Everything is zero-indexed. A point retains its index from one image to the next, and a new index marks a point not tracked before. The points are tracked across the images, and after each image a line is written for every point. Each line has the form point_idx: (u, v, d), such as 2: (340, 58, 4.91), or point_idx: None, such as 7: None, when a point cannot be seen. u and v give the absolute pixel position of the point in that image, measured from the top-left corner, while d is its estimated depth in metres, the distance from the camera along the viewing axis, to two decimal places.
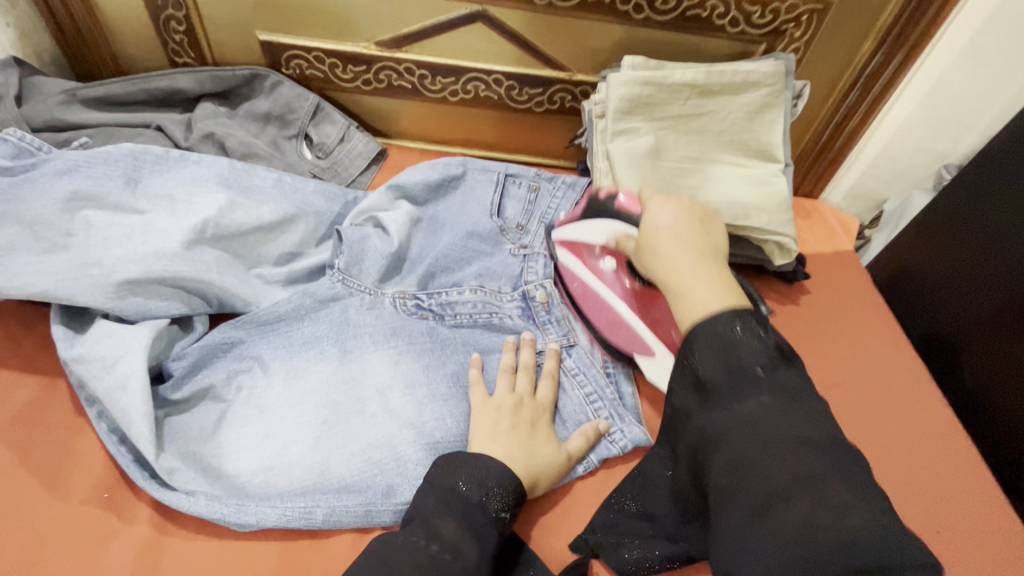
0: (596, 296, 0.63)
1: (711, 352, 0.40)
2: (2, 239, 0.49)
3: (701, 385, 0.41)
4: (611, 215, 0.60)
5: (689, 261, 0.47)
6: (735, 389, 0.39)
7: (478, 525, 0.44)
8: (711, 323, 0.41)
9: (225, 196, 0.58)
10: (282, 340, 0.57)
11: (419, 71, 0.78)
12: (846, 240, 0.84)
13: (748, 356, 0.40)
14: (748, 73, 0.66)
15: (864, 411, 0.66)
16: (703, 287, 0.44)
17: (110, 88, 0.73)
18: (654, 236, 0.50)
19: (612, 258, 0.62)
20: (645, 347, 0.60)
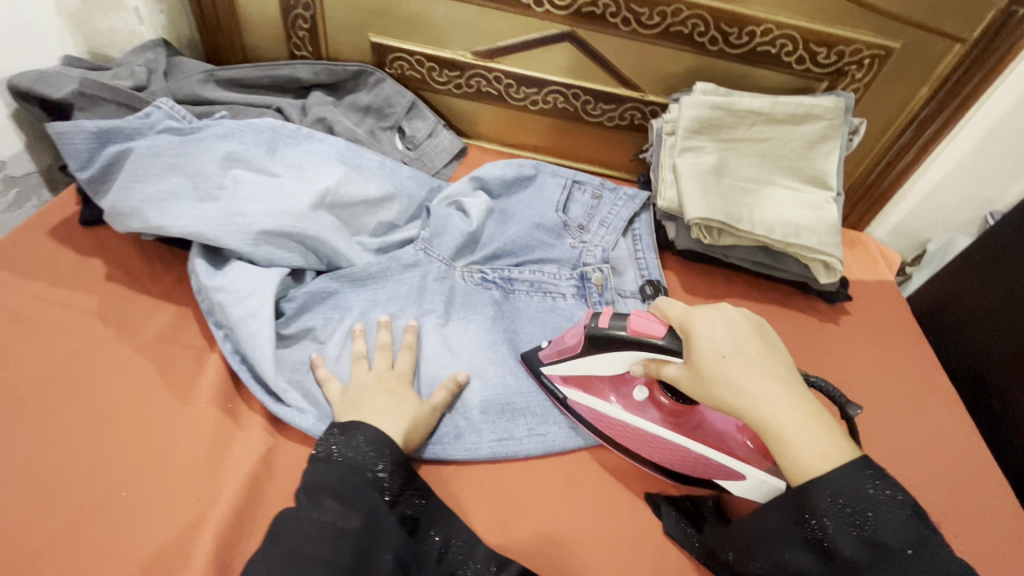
0: (640, 434, 0.60)
1: (840, 516, 0.43)
2: (168, 186, 0.59)
3: (825, 545, 0.44)
4: (621, 343, 0.56)
5: (787, 399, 0.47)
6: (879, 557, 0.42)
7: (357, 487, 0.47)
8: (829, 481, 0.44)
9: (343, 171, 0.67)
10: (370, 294, 0.66)
11: (506, 81, 0.87)
12: (888, 272, 0.88)
13: (885, 516, 0.43)
14: (810, 106, 0.73)
15: (884, 422, 0.71)
16: (809, 434, 0.46)
17: (241, 72, 0.84)
18: (726, 370, 0.48)
19: (640, 386, 0.61)
20: (731, 472, 0.56)
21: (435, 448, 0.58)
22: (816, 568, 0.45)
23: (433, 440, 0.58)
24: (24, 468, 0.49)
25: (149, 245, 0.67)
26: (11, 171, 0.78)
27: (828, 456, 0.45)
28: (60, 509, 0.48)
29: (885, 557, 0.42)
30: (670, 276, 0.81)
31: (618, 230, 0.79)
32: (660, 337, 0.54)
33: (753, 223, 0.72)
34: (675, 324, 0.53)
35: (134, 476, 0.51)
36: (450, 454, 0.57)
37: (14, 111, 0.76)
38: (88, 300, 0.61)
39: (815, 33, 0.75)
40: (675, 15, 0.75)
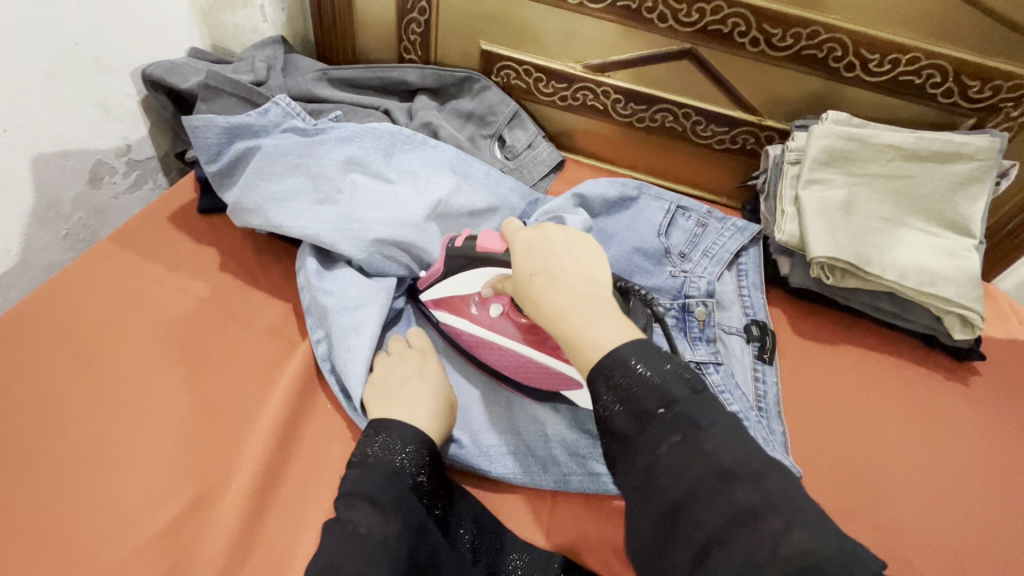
0: (491, 346, 0.58)
1: (618, 392, 0.40)
2: (291, 185, 0.59)
3: (608, 426, 0.40)
4: (473, 260, 0.56)
5: (582, 294, 0.45)
6: (644, 422, 0.39)
7: (394, 492, 0.45)
8: (613, 365, 0.40)
9: (454, 181, 0.66)
10: None
11: (615, 96, 0.84)
12: (1022, 330, 0.79)
13: (670, 376, 0.39)
14: (961, 144, 0.66)
15: (1022, 501, 0.63)
16: (600, 326, 0.43)
17: (352, 72, 0.85)
18: (531, 277, 0.47)
19: (497, 303, 0.57)
20: (568, 381, 0.55)
21: (476, 459, 0.54)
22: (614, 455, 0.40)
23: (513, 466, 0.54)
24: (144, 450, 0.50)
25: (260, 239, 0.68)
26: (135, 155, 0.82)
27: (604, 348, 0.42)
28: (178, 495, 0.48)
29: (700, 430, 0.37)
30: (776, 312, 0.75)
31: (722, 261, 0.74)
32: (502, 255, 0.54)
33: (883, 266, 0.66)
34: (508, 243, 0.52)
35: (242, 470, 0.50)
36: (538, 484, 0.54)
37: (143, 98, 0.80)
38: (203, 289, 0.62)
39: (969, 65, 0.68)
40: (811, 38, 0.71)
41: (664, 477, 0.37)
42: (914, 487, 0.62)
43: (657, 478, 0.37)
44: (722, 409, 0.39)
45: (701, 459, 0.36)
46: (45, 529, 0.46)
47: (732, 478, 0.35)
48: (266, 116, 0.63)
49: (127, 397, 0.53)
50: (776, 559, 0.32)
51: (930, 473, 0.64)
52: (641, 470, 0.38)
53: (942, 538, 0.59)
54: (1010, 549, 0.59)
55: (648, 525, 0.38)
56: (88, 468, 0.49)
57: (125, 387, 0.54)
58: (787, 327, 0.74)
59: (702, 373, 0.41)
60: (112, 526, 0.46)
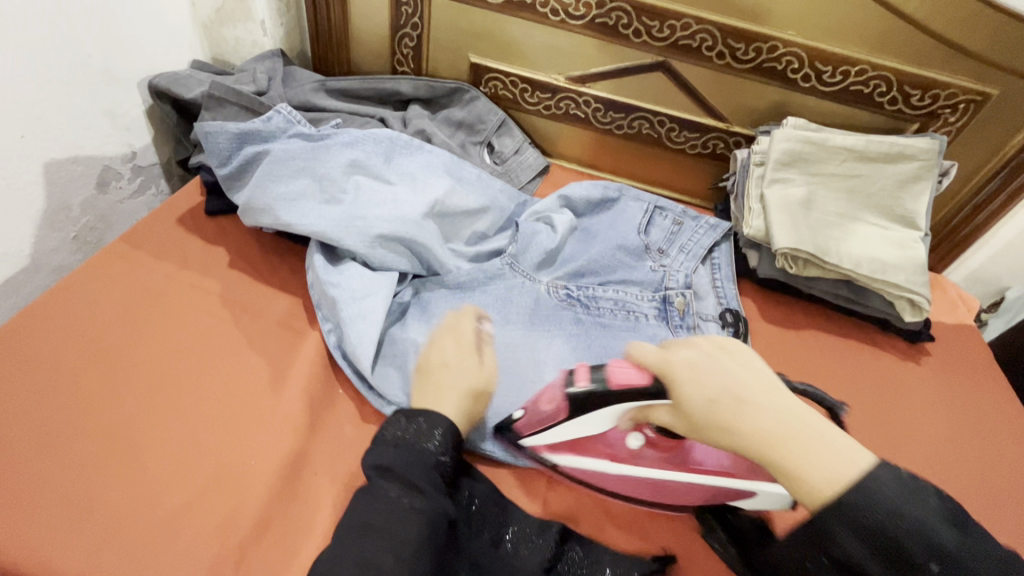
0: (629, 479, 0.56)
1: (862, 531, 0.39)
2: (298, 187, 0.64)
3: (851, 569, 0.40)
4: (605, 398, 0.56)
5: (786, 417, 0.45)
6: (908, 572, 0.38)
7: (423, 471, 0.49)
8: (857, 500, 0.40)
9: (449, 183, 0.71)
10: (457, 301, 0.69)
11: (595, 105, 0.91)
12: (969, 315, 0.87)
13: (920, 509, 0.39)
14: (904, 146, 0.74)
15: (970, 467, 0.69)
16: (823, 453, 0.43)
17: (348, 83, 0.90)
18: (717, 408, 0.47)
19: (637, 434, 0.56)
20: (735, 491, 0.54)
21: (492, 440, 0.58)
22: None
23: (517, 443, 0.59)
24: (164, 430, 0.53)
25: (265, 238, 0.72)
26: (140, 161, 0.85)
27: (837, 479, 0.41)
28: (198, 471, 0.51)
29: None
30: (747, 302, 0.82)
31: (698, 256, 0.80)
32: (644, 388, 0.54)
33: (840, 256, 0.73)
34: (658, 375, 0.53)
35: (258, 447, 0.54)
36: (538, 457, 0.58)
37: (149, 107, 0.84)
38: (213, 284, 0.66)
39: (910, 76, 0.76)
40: (771, 51, 0.78)
41: None
42: (875, 456, 0.69)
43: None
44: (993, 549, 0.39)
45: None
46: (70, 506, 0.48)
47: None
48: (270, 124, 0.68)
49: (146, 381, 0.56)
50: None
51: (889, 444, 0.70)
52: None
53: None
54: (960, 508, 0.65)
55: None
56: (110, 450, 0.52)
57: (144, 376, 0.57)
58: (757, 315, 0.81)
59: (956, 506, 0.41)
60: (135, 502, 0.49)
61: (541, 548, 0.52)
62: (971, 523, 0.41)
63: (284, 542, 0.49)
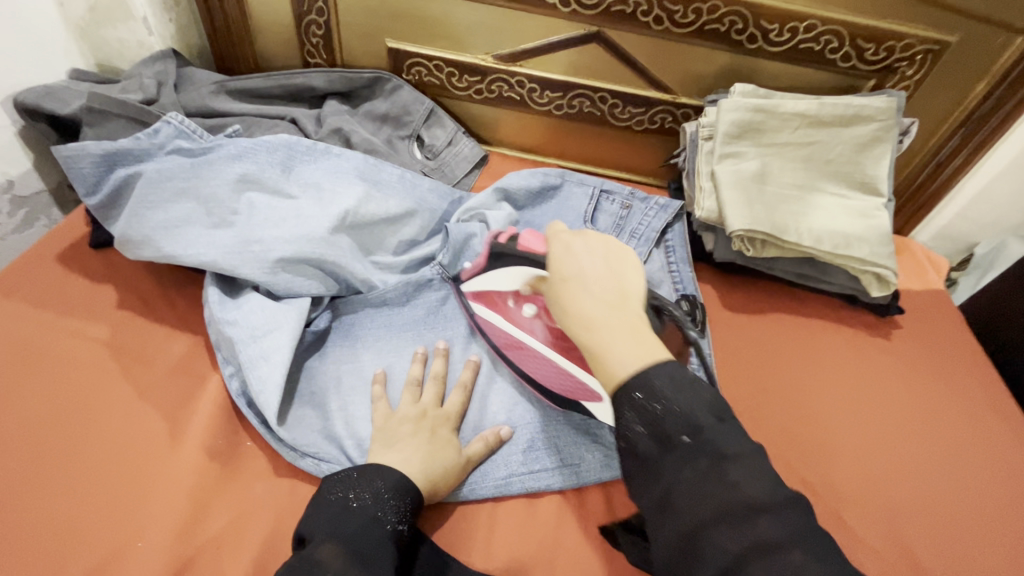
0: (519, 343, 0.57)
1: (643, 416, 0.40)
2: (181, 212, 0.56)
3: (629, 444, 0.41)
4: (516, 260, 0.55)
5: (617, 311, 0.44)
6: (666, 447, 0.39)
7: (374, 540, 0.43)
8: (636, 385, 0.40)
9: (362, 188, 0.63)
10: (384, 321, 0.62)
11: (530, 85, 0.83)
12: (938, 278, 0.83)
13: (691, 398, 0.40)
14: (861, 107, 0.68)
15: (947, 446, 0.65)
16: (629, 345, 0.42)
17: (253, 82, 0.81)
18: (564, 286, 0.46)
19: (531, 303, 0.56)
20: (590, 392, 0.53)
21: None
22: (633, 472, 0.41)
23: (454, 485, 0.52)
24: (35, 515, 0.46)
25: (162, 269, 0.64)
26: (20, 191, 0.75)
27: (624, 369, 0.41)
28: (79, 558, 0.44)
29: (728, 461, 0.37)
30: (705, 287, 0.76)
31: (649, 241, 0.74)
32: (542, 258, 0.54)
33: (799, 233, 0.67)
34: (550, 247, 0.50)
35: (150, 522, 0.46)
36: (479, 493, 0.52)
37: (21, 128, 0.73)
38: (99, 330, 0.58)
39: (863, 28, 0.70)
40: (711, 12, 0.71)
41: (687, 497, 0.37)
42: (845, 442, 0.64)
43: (678, 499, 0.37)
44: (751, 442, 0.39)
45: (727, 490, 0.36)
46: None
47: (755, 514, 0.35)
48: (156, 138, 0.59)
49: (13, 457, 0.48)
50: None
51: (860, 429, 0.65)
52: (666, 488, 0.38)
53: (876, 494, 0.60)
54: (937, 493, 0.61)
55: (665, 537, 0.37)
56: None
57: (12, 448, 0.49)
58: (717, 302, 0.75)
59: (725, 402, 0.41)
60: None
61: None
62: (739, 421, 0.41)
63: None
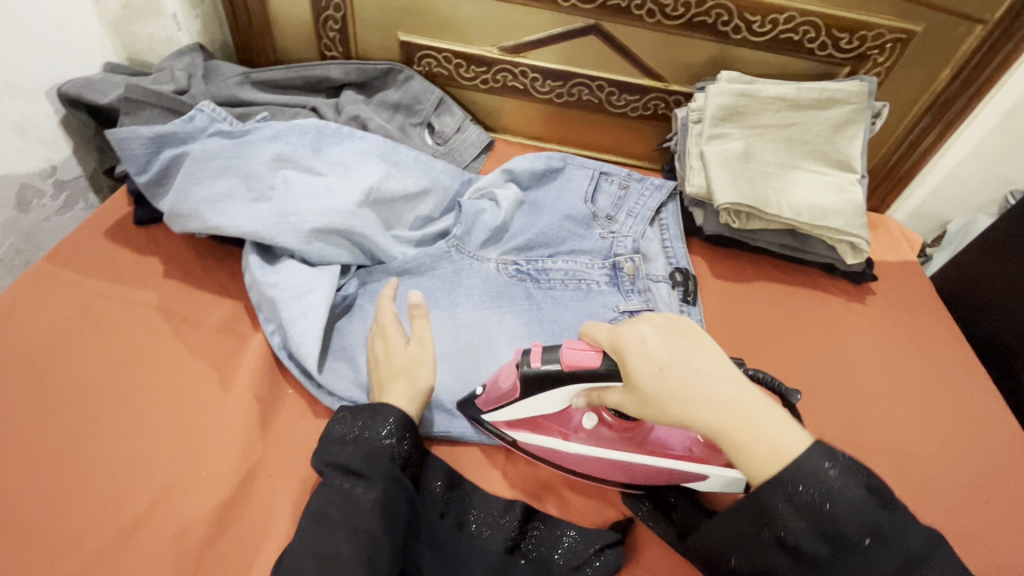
0: (588, 459, 0.55)
1: (804, 513, 0.41)
2: (224, 187, 0.62)
3: (788, 543, 0.42)
4: (558, 381, 0.51)
5: (737, 392, 0.44)
6: (839, 546, 0.41)
7: (369, 458, 0.49)
8: (800, 483, 0.41)
9: (384, 168, 0.70)
10: (405, 287, 0.68)
11: (532, 75, 0.89)
12: (911, 252, 0.90)
13: (850, 485, 0.41)
14: (835, 91, 0.75)
15: (913, 398, 0.72)
16: (772, 431, 0.43)
17: (274, 73, 0.87)
18: (666, 382, 0.44)
19: (589, 414, 0.55)
20: (686, 474, 0.53)
21: (442, 425, 0.59)
22: (787, 566, 0.42)
23: (472, 425, 0.59)
24: (106, 449, 0.52)
25: (201, 242, 0.70)
26: (61, 175, 0.81)
27: (781, 458, 0.42)
28: (150, 484, 0.51)
29: (914, 557, 0.40)
30: (697, 260, 0.83)
31: (645, 218, 0.81)
32: (598, 369, 0.49)
33: (781, 206, 0.74)
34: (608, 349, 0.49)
35: (209, 456, 0.53)
36: (495, 435, 0.59)
37: (63, 117, 0.79)
38: (149, 295, 0.64)
39: (837, 19, 0.76)
40: (699, 5, 0.77)
41: None
42: (825, 397, 0.71)
43: None
44: (912, 518, 0.41)
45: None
46: (14, 535, 0.47)
47: None
48: (193, 124, 0.65)
49: (82, 402, 0.54)
50: None
51: (837, 384, 0.72)
52: None
53: (850, 439, 0.67)
54: (905, 439, 0.68)
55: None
56: (50, 477, 0.50)
57: (82, 394, 0.55)
58: (708, 272, 0.82)
59: (879, 478, 0.42)
60: (88, 517, 0.48)
61: (505, 526, 0.52)
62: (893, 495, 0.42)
63: (244, 545, 0.49)
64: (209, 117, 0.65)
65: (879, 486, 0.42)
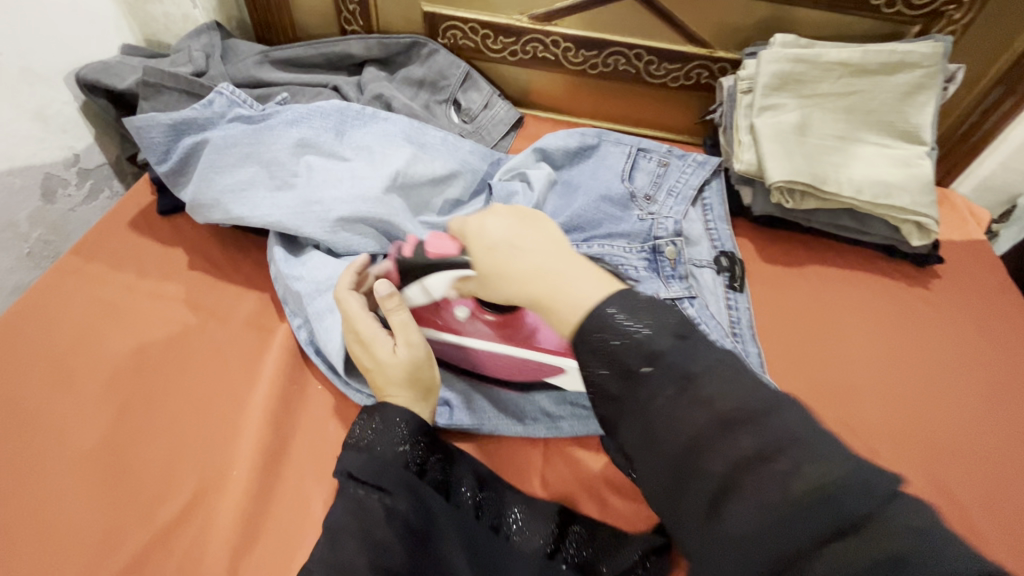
0: (471, 350, 0.58)
1: (601, 352, 0.36)
2: (245, 176, 0.60)
3: (597, 393, 0.36)
4: (428, 268, 0.55)
5: (544, 258, 0.44)
6: (629, 382, 0.35)
7: (383, 467, 0.46)
8: (594, 324, 0.37)
9: (410, 150, 0.66)
10: None
11: (564, 44, 0.83)
12: (979, 229, 0.82)
13: (657, 320, 0.36)
14: (906, 53, 0.67)
15: (984, 391, 0.66)
16: (580, 280, 0.41)
17: (294, 51, 0.83)
18: (489, 257, 0.47)
19: (460, 305, 0.56)
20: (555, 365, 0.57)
21: (472, 419, 0.56)
22: (610, 412, 0.36)
23: (506, 421, 0.57)
24: (139, 448, 0.51)
25: (225, 232, 0.68)
26: (84, 164, 0.80)
27: (582, 305, 0.39)
28: (183, 485, 0.50)
29: (693, 379, 0.33)
30: (743, 242, 0.77)
31: (687, 198, 0.76)
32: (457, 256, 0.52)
33: (839, 183, 0.67)
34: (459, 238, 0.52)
35: (239, 456, 0.51)
36: (527, 432, 0.56)
37: (83, 103, 0.77)
38: (176, 289, 0.62)
39: None
40: None
41: (665, 424, 0.33)
42: (883, 389, 0.66)
43: (658, 424, 0.33)
44: (721, 356, 0.35)
45: (701, 408, 0.32)
46: (51, 538, 0.46)
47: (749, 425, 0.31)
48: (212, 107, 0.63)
49: (115, 399, 0.54)
50: (790, 498, 0.28)
51: (896, 377, 0.67)
52: (635, 426, 0.34)
53: (914, 437, 0.62)
54: (975, 435, 0.63)
55: (648, 457, 0.34)
56: (87, 476, 0.49)
57: (112, 393, 0.54)
58: (755, 255, 0.76)
59: (690, 323, 0.37)
60: (123, 520, 0.48)
61: (542, 529, 0.49)
62: (704, 337, 0.36)
63: (279, 548, 0.48)
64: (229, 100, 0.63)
65: (686, 329, 0.36)
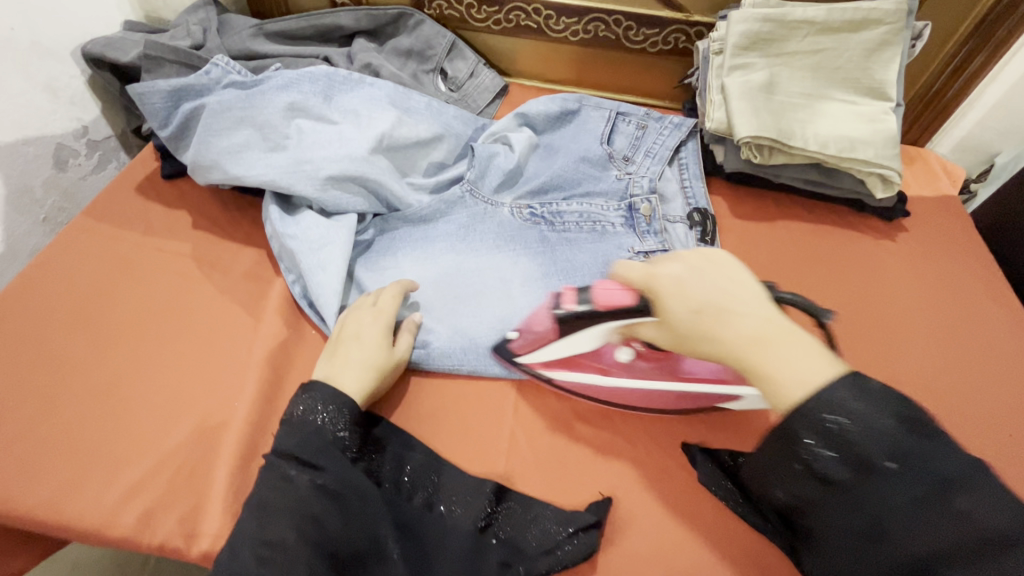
0: (609, 387, 0.58)
1: (828, 439, 0.36)
2: (240, 138, 0.64)
3: (818, 473, 0.37)
4: (592, 318, 0.54)
5: (767, 318, 0.41)
6: (866, 474, 0.36)
7: (314, 446, 0.50)
8: (819, 407, 0.37)
9: (394, 114, 0.70)
10: (421, 234, 0.70)
11: (545, 12, 0.86)
12: (950, 186, 0.85)
13: (880, 406, 0.36)
14: (870, 10, 0.70)
15: (943, 336, 0.70)
16: (806, 356, 0.39)
17: (286, 24, 0.86)
18: (708, 317, 0.42)
19: (625, 347, 0.56)
20: (724, 394, 0.54)
21: (452, 361, 0.61)
22: (822, 494, 0.38)
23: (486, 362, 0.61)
24: (148, 384, 0.56)
25: (225, 194, 0.72)
26: (93, 136, 0.85)
27: (812, 384, 0.38)
28: (188, 415, 0.55)
29: (953, 488, 0.34)
30: (718, 200, 0.81)
31: (663, 158, 0.79)
32: (621, 307, 0.51)
33: (805, 138, 0.70)
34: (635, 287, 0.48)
35: (240, 391, 0.57)
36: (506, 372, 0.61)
37: (89, 77, 0.82)
38: (180, 245, 0.67)
39: None
40: None
41: (895, 519, 0.35)
42: (846, 334, 0.69)
43: (889, 520, 0.35)
44: (962, 450, 0.35)
45: (952, 519, 0.33)
46: (74, 457, 0.52)
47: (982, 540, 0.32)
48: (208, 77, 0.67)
49: (125, 341, 0.59)
50: None
51: (859, 322, 0.70)
52: (861, 516, 0.36)
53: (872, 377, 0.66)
54: (932, 377, 0.66)
55: (841, 529, 0.37)
56: (103, 406, 0.55)
57: (123, 336, 0.59)
58: (728, 213, 0.79)
59: (924, 409, 0.37)
60: (133, 444, 0.53)
61: (476, 506, 0.52)
62: (942, 430, 0.36)
63: None
64: (224, 70, 0.68)
65: (925, 418, 0.36)
